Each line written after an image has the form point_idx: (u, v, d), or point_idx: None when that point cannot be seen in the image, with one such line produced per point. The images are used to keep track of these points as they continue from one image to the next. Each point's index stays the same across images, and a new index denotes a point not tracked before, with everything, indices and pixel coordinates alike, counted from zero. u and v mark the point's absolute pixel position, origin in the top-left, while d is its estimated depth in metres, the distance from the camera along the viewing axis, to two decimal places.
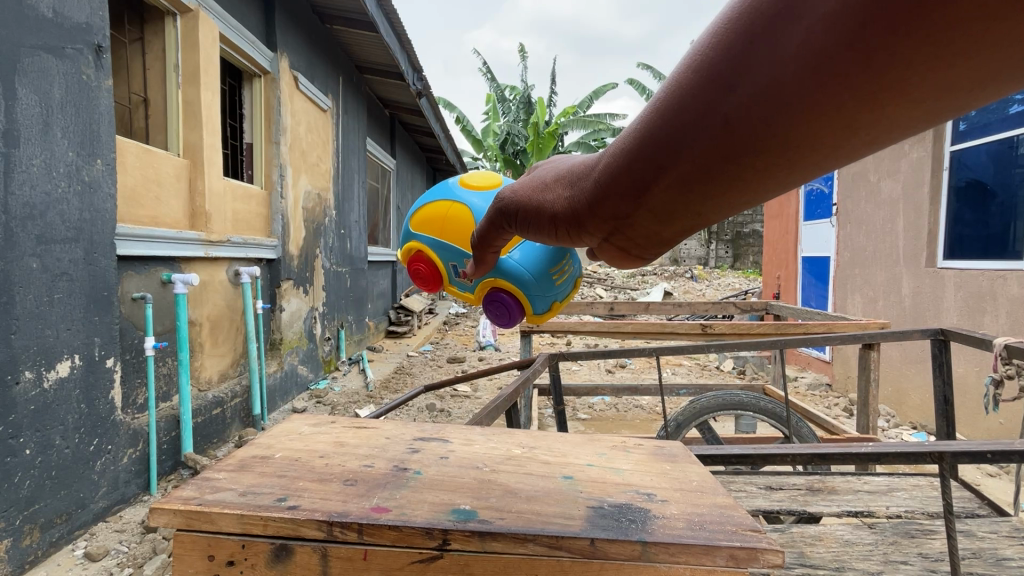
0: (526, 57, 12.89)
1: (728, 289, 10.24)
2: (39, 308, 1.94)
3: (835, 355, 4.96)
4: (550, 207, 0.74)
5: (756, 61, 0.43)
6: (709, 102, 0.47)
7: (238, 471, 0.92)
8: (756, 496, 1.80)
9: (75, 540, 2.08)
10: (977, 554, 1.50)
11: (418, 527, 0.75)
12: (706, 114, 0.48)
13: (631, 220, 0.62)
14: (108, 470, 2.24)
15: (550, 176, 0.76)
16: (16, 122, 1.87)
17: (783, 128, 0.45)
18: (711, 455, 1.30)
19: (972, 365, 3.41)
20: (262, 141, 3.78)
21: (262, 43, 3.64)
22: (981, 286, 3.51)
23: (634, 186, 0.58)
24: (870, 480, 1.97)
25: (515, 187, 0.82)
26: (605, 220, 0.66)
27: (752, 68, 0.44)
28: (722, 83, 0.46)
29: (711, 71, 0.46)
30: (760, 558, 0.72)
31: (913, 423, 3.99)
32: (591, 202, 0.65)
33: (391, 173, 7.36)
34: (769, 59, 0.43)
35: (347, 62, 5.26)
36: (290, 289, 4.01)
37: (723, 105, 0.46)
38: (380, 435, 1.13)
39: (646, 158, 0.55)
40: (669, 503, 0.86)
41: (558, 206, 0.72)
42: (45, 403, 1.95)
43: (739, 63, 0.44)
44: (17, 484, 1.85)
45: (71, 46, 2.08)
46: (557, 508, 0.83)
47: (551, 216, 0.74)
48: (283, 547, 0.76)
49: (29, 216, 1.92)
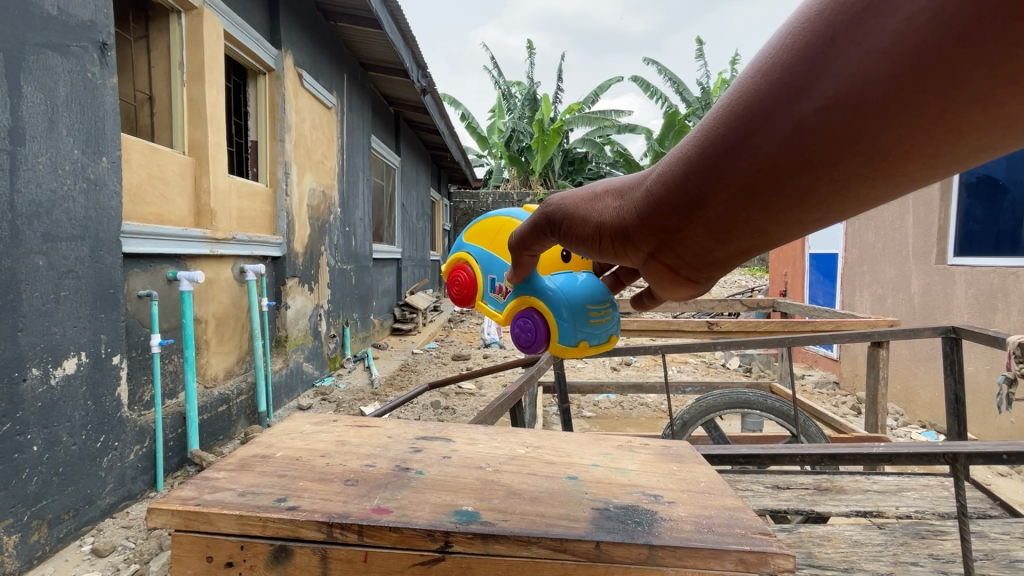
0: (531, 55, 12.86)
1: (734, 285, 10.14)
2: (45, 306, 1.94)
3: (844, 353, 4.91)
4: (595, 220, 0.74)
5: (845, 54, 0.43)
6: (775, 108, 0.47)
7: (238, 471, 0.91)
8: (763, 496, 1.78)
9: (82, 536, 2.08)
10: (989, 555, 1.47)
11: (420, 530, 0.73)
12: (774, 121, 0.48)
13: (680, 239, 0.61)
14: (115, 466, 2.25)
15: (599, 190, 0.76)
16: (21, 120, 1.87)
17: (863, 126, 0.44)
18: (718, 455, 1.28)
19: (984, 364, 3.36)
20: (266, 139, 3.77)
21: (267, 40, 3.63)
22: (993, 283, 3.46)
23: (688, 203, 0.58)
24: (879, 479, 1.93)
25: (564, 199, 0.82)
26: (652, 236, 0.64)
27: (825, 75, 0.44)
28: (790, 88, 0.46)
29: (784, 77, 0.46)
30: (771, 562, 0.70)
31: (923, 422, 3.94)
32: (641, 217, 0.65)
33: (395, 170, 7.36)
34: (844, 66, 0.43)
35: (351, 58, 5.23)
36: (296, 287, 4.02)
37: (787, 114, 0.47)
38: (382, 434, 1.11)
39: (702, 170, 0.55)
40: (677, 504, 0.84)
41: (604, 220, 0.72)
42: (52, 400, 1.96)
43: (811, 69, 0.45)
44: (25, 480, 1.86)
45: (75, 43, 2.07)
46: (562, 510, 0.81)
47: (596, 229, 0.74)
48: (283, 548, 0.75)
49: (34, 213, 1.92)
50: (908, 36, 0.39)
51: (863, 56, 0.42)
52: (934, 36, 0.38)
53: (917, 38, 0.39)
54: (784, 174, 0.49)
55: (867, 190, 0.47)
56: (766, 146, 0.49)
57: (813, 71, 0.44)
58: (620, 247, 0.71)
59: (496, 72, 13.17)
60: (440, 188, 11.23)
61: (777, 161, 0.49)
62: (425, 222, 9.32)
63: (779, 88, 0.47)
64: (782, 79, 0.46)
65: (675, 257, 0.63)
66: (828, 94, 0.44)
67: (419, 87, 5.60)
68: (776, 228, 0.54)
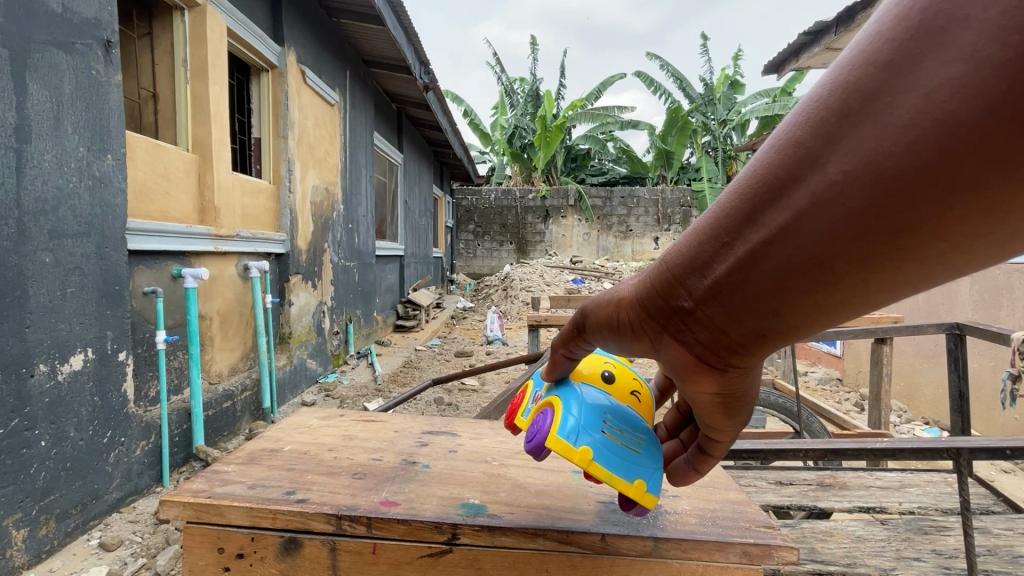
0: (534, 51, 12.82)
1: None
2: (52, 302, 1.96)
3: (847, 350, 4.91)
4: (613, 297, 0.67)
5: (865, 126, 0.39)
6: (798, 179, 0.44)
7: (247, 464, 0.92)
8: (766, 492, 1.78)
9: (89, 530, 2.11)
10: (992, 551, 1.47)
11: (427, 522, 0.74)
12: (797, 191, 0.44)
13: (704, 318, 0.53)
14: (121, 461, 2.27)
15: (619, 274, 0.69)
16: (27, 118, 1.88)
17: (904, 187, 0.38)
18: (721, 449, 1.28)
19: (988, 360, 3.36)
20: (270, 136, 3.79)
21: (269, 37, 3.63)
22: (998, 280, 3.45)
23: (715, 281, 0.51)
24: (881, 475, 1.93)
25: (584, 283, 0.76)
26: (672, 314, 0.57)
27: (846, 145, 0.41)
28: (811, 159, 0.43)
29: (801, 150, 0.44)
30: (774, 555, 0.71)
31: (926, 419, 3.93)
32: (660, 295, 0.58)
33: (398, 167, 7.36)
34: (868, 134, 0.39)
35: (354, 55, 5.23)
36: (299, 284, 4.04)
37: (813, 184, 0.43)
38: (388, 429, 1.12)
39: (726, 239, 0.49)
40: (681, 498, 0.84)
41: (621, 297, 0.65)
42: (60, 395, 1.98)
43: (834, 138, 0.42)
44: (33, 475, 1.88)
45: (80, 41, 2.08)
46: (567, 503, 0.82)
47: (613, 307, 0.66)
48: (293, 540, 0.76)
49: (41, 211, 1.93)
50: (938, 99, 0.35)
51: (886, 128, 0.38)
52: (969, 90, 0.34)
53: (947, 103, 0.35)
54: (816, 246, 0.43)
55: (917, 261, 0.40)
56: (795, 213, 0.44)
57: (834, 143, 0.41)
58: (639, 330, 0.62)
59: (499, 68, 13.13)
60: (443, 185, 11.22)
61: (803, 228, 0.43)
62: (427, 219, 9.33)
63: (798, 163, 0.44)
64: (807, 142, 0.43)
65: (694, 327, 0.55)
66: (847, 163, 0.40)
67: (422, 84, 5.60)
68: (810, 298, 0.46)
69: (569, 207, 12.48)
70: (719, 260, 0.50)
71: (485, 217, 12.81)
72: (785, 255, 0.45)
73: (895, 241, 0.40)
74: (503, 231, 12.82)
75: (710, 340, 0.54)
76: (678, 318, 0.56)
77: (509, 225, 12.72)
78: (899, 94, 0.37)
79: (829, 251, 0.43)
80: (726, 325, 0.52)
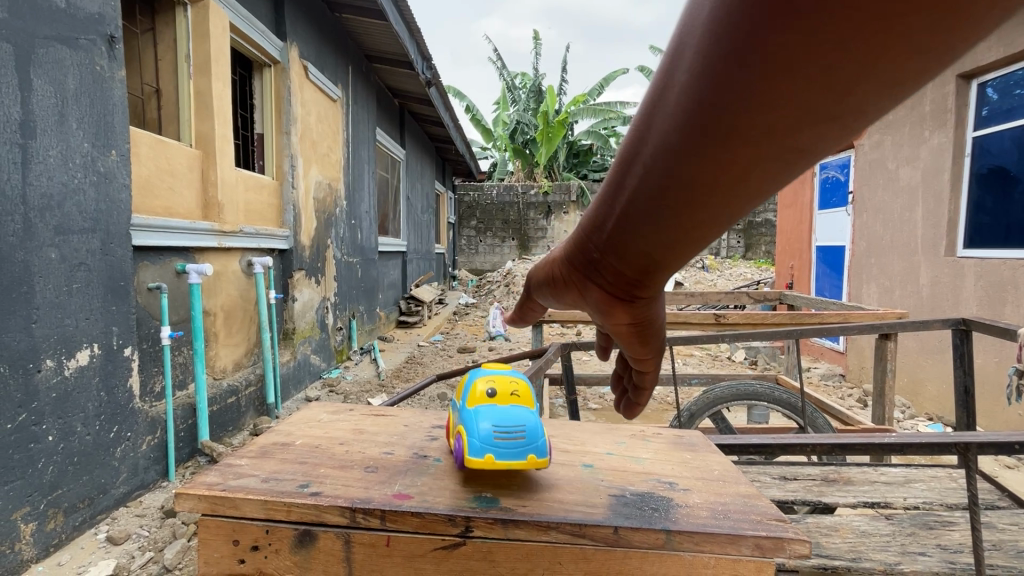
0: (537, 46, 12.76)
1: (739, 278, 10.10)
2: (58, 298, 1.97)
3: (850, 346, 4.90)
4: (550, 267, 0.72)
5: (660, 105, 0.40)
6: (632, 158, 0.45)
7: (259, 458, 0.93)
8: (771, 487, 1.78)
9: (97, 524, 2.12)
10: (998, 546, 1.48)
11: (441, 514, 0.75)
12: (634, 168, 0.45)
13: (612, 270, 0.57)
14: (128, 456, 2.28)
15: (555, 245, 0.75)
16: (32, 114, 1.88)
17: (697, 148, 0.39)
18: (729, 444, 1.28)
19: (993, 356, 3.35)
20: (273, 131, 3.78)
21: (272, 33, 3.62)
22: (1002, 276, 3.44)
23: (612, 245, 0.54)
24: (886, 471, 1.93)
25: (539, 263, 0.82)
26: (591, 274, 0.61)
27: (657, 124, 0.41)
28: (638, 141, 0.44)
29: (634, 133, 0.44)
30: (787, 548, 0.71)
31: (930, 415, 3.93)
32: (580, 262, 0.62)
33: (400, 163, 7.36)
34: (662, 115, 0.40)
35: (356, 50, 5.22)
36: (303, 280, 4.04)
37: (640, 160, 0.44)
38: (398, 423, 1.13)
39: (609, 209, 0.52)
40: (692, 492, 0.85)
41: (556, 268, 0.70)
42: (67, 390, 1.99)
43: (650, 119, 0.42)
44: (41, 469, 1.89)
45: (84, 36, 2.08)
46: (579, 496, 0.82)
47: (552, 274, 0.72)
48: (308, 532, 0.77)
49: (47, 206, 1.93)
50: (688, 70, 0.36)
51: (672, 105, 0.39)
52: (705, 46, 0.34)
53: (700, 76, 0.35)
54: (661, 207, 0.45)
55: (742, 196, 0.41)
56: (639, 180, 0.45)
57: (649, 120, 0.42)
58: (574, 286, 0.67)
59: (500, 63, 13.06)
60: (445, 181, 11.20)
61: (645, 197, 0.46)
62: (430, 215, 9.33)
63: (635, 142, 0.45)
64: (635, 125, 0.44)
65: (604, 274, 0.60)
66: (653, 142, 0.42)
67: (424, 79, 5.58)
68: (678, 245, 0.48)
69: (571, 203, 12.45)
70: (606, 216, 0.53)
71: (487, 214, 12.80)
72: (640, 218, 0.48)
73: (714, 192, 0.41)
74: (505, 227, 12.80)
75: (617, 280, 0.59)
76: (593, 269, 0.61)
77: (511, 221, 12.71)
78: (681, 71, 0.37)
79: (669, 211, 0.45)
80: (623, 270, 0.56)
